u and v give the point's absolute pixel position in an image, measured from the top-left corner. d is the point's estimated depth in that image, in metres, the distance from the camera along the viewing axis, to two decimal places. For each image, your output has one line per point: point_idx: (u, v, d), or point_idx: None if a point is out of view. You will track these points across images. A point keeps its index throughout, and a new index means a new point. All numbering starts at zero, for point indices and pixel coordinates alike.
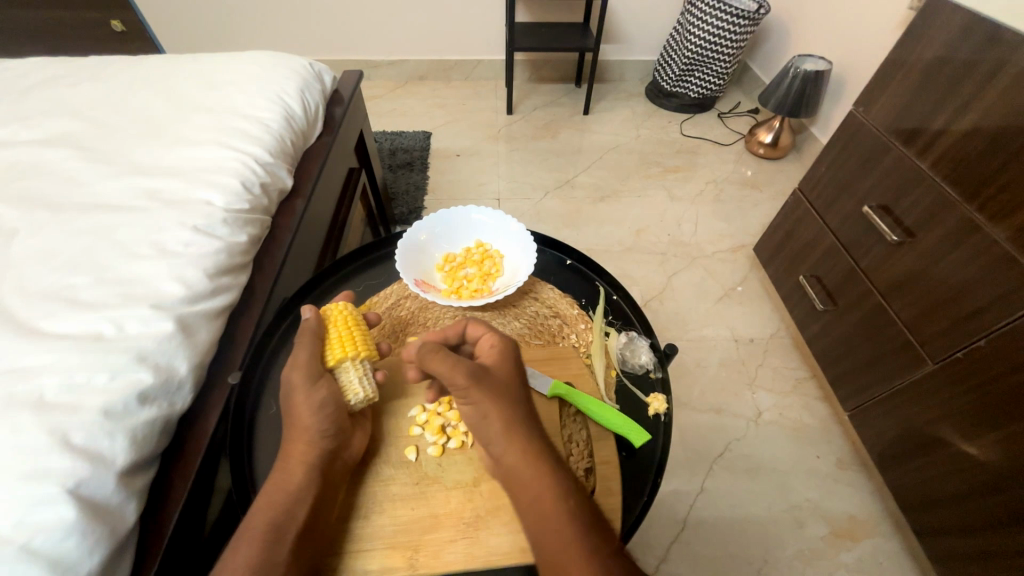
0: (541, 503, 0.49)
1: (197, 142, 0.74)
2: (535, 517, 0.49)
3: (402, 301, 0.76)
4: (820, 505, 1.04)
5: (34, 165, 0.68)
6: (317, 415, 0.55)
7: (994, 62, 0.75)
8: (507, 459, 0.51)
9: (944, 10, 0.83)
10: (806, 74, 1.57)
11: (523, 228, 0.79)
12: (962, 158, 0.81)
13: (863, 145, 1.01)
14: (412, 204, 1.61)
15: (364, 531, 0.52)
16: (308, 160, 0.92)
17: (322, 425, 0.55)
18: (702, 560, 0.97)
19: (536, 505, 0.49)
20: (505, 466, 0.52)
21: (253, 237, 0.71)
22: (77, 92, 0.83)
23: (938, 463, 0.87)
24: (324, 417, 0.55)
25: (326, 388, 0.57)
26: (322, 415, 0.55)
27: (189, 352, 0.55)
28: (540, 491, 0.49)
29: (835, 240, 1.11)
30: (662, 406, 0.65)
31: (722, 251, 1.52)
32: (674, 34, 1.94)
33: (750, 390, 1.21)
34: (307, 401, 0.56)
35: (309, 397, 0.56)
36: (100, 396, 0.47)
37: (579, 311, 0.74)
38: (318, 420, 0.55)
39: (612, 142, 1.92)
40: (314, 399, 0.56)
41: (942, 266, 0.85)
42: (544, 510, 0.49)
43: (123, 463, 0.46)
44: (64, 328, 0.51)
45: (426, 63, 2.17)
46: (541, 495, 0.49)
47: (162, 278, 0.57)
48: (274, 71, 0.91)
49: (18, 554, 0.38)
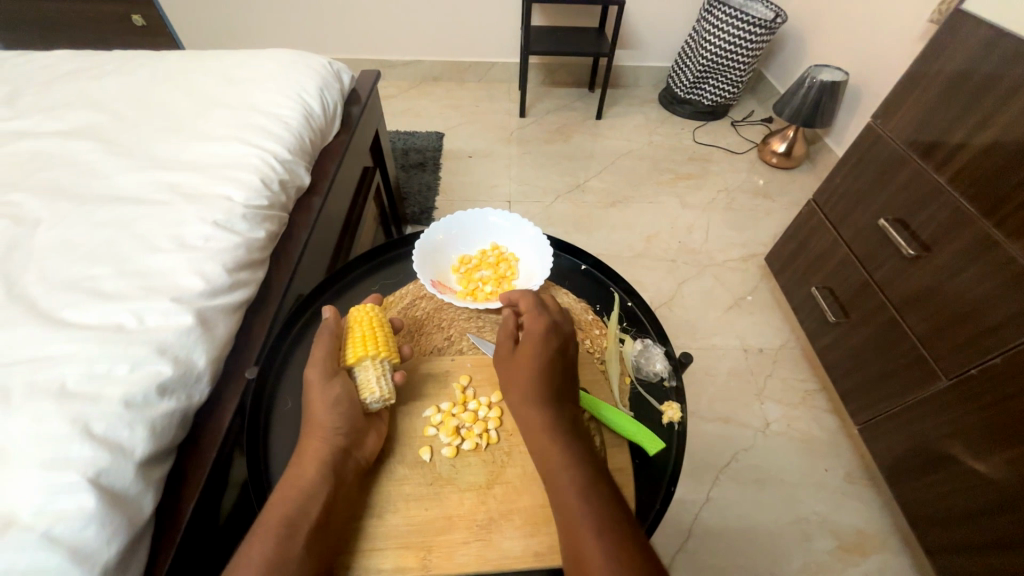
0: (556, 468, 0.51)
1: (218, 138, 0.75)
2: (552, 483, 0.51)
3: (418, 300, 0.76)
4: (828, 518, 1.03)
5: (57, 156, 0.69)
6: (332, 412, 0.55)
7: (1016, 78, 0.75)
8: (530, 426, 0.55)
9: (966, 24, 0.82)
10: (822, 85, 1.56)
11: (538, 232, 0.80)
12: (981, 174, 0.80)
13: (879, 157, 1.00)
14: (424, 204, 1.62)
15: (377, 529, 0.53)
16: (325, 158, 0.93)
17: (336, 423, 0.55)
18: (707, 569, 0.97)
19: (552, 472, 0.52)
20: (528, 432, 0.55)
21: (271, 233, 0.71)
22: (100, 85, 0.84)
23: (950, 481, 0.86)
24: (338, 414, 0.55)
25: (341, 385, 0.57)
26: (337, 413, 0.55)
27: (207, 346, 0.55)
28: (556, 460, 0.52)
29: (849, 252, 1.10)
30: (676, 414, 0.65)
31: (733, 259, 1.51)
32: (689, 42, 1.94)
33: (758, 401, 1.20)
34: (322, 398, 0.56)
35: (323, 393, 0.56)
36: (120, 386, 0.47)
37: (593, 317, 0.75)
38: (332, 418, 0.55)
39: (624, 147, 1.92)
40: (328, 396, 0.56)
41: (958, 281, 0.84)
42: (558, 474, 0.51)
43: (142, 454, 0.46)
44: (86, 319, 0.52)
45: (441, 64, 2.18)
46: (556, 462, 0.52)
47: (183, 271, 0.58)
48: (294, 70, 0.92)
49: (38, 541, 0.39)
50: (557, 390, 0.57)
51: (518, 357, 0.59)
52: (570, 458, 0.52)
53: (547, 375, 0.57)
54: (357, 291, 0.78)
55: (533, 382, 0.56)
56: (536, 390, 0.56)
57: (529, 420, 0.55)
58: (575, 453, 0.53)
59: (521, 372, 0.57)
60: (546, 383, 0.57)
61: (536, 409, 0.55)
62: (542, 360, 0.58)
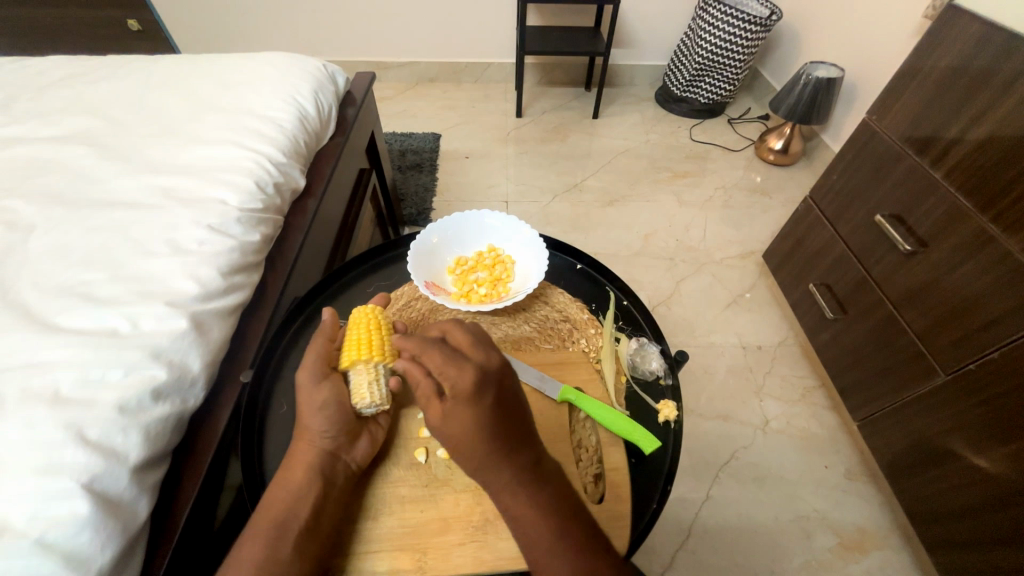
0: (529, 522, 0.50)
1: (211, 141, 0.75)
2: (513, 511, 0.51)
3: (413, 302, 0.76)
4: (828, 516, 1.03)
5: (52, 161, 0.69)
6: (319, 416, 0.55)
7: (1011, 72, 0.75)
8: (499, 483, 0.51)
9: (961, 19, 0.82)
10: (818, 81, 1.56)
11: (534, 233, 0.79)
12: (977, 168, 0.80)
13: (875, 152, 1.00)
14: (421, 205, 1.62)
15: (371, 532, 0.53)
16: (320, 160, 0.93)
17: (323, 427, 0.55)
18: (708, 568, 0.97)
19: (524, 527, 0.50)
20: (494, 488, 0.52)
21: (266, 236, 0.71)
22: (95, 90, 0.84)
23: (950, 476, 0.86)
24: (325, 418, 0.55)
25: (330, 388, 0.57)
26: (325, 417, 0.55)
27: (201, 350, 0.55)
28: (531, 516, 0.50)
29: (846, 249, 1.10)
30: (672, 413, 0.65)
31: (731, 257, 1.51)
32: (684, 40, 1.94)
33: (757, 398, 1.20)
34: (310, 401, 0.56)
35: (310, 396, 0.56)
36: (114, 391, 0.47)
37: (589, 316, 0.74)
38: (320, 422, 0.55)
39: (621, 146, 1.92)
40: (315, 399, 0.56)
41: (955, 276, 0.84)
42: (532, 528, 0.50)
43: (136, 459, 0.46)
44: (80, 324, 0.51)
45: (437, 65, 2.18)
46: (529, 516, 0.50)
47: (176, 276, 0.57)
48: (288, 72, 0.92)
49: (32, 548, 0.39)
50: (507, 447, 0.52)
51: (447, 426, 0.52)
52: (541, 512, 0.51)
53: (488, 439, 0.51)
54: (354, 292, 0.78)
55: (478, 453, 0.51)
56: (485, 456, 0.51)
57: (498, 479, 0.51)
58: (548, 505, 0.51)
59: (459, 442, 0.51)
60: (491, 445, 0.51)
61: (496, 472, 0.51)
62: (477, 428, 0.51)
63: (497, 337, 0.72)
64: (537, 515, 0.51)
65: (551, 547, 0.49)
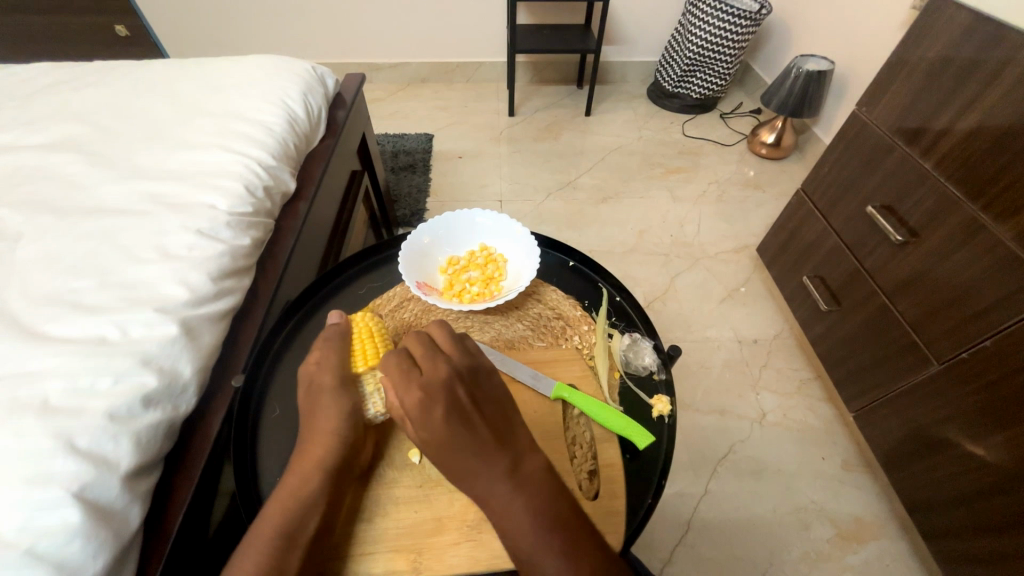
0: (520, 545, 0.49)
1: (199, 145, 0.74)
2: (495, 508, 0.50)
3: (404, 303, 0.75)
4: (826, 507, 1.03)
5: (39, 170, 0.68)
6: (338, 420, 0.56)
7: (999, 62, 0.75)
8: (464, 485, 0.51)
9: (948, 9, 0.82)
10: (808, 74, 1.56)
11: (527, 232, 0.79)
12: (966, 158, 0.80)
13: (865, 144, 1.01)
14: (414, 206, 1.61)
15: (368, 534, 0.52)
16: (310, 162, 0.92)
17: (340, 430, 0.55)
18: (707, 561, 0.97)
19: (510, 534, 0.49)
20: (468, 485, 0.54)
21: (256, 240, 0.71)
22: (82, 97, 0.84)
23: (944, 465, 0.87)
24: (344, 422, 0.56)
25: (348, 396, 0.58)
26: (342, 420, 0.56)
27: (192, 355, 0.55)
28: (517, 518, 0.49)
29: (838, 240, 1.10)
30: (666, 407, 0.65)
31: (726, 251, 1.51)
32: (676, 35, 1.94)
33: (754, 392, 1.20)
34: (331, 406, 0.57)
35: (334, 401, 0.57)
36: (103, 400, 0.47)
37: (582, 313, 0.74)
38: (337, 424, 0.55)
39: (613, 143, 1.92)
40: (338, 404, 0.57)
41: (946, 266, 0.84)
42: (523, 544, 0.49)
43: (128, 466, 0.46)
44: (68, 332, 0.51)
45: (428, 66, 2.18)
46: (514, 537, 0.49)
47: (165, 281, 0.57)
48: (276, 75, 0.91)
49: (23, 558, 0.38)
50: (480, 459, 0.51)
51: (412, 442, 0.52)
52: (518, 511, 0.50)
53: (461, 446, 0.51)
54: (346, 294, 0.77)
55: (456, 461, 0.51)
56: (466, 458, 0.51)
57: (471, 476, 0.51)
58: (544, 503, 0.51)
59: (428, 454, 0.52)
60: (463, 460, 0.51)
61: (480, 485, 0.51)
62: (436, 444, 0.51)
63: (490, 336, 0.72)
64: (526, 513, 0.50)
65: (539, 550, 0.48)
